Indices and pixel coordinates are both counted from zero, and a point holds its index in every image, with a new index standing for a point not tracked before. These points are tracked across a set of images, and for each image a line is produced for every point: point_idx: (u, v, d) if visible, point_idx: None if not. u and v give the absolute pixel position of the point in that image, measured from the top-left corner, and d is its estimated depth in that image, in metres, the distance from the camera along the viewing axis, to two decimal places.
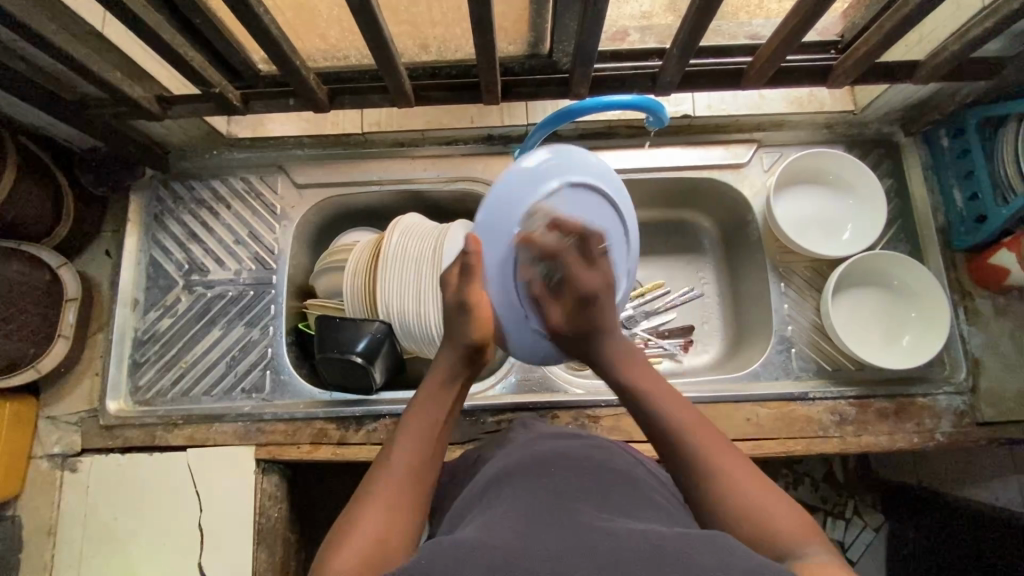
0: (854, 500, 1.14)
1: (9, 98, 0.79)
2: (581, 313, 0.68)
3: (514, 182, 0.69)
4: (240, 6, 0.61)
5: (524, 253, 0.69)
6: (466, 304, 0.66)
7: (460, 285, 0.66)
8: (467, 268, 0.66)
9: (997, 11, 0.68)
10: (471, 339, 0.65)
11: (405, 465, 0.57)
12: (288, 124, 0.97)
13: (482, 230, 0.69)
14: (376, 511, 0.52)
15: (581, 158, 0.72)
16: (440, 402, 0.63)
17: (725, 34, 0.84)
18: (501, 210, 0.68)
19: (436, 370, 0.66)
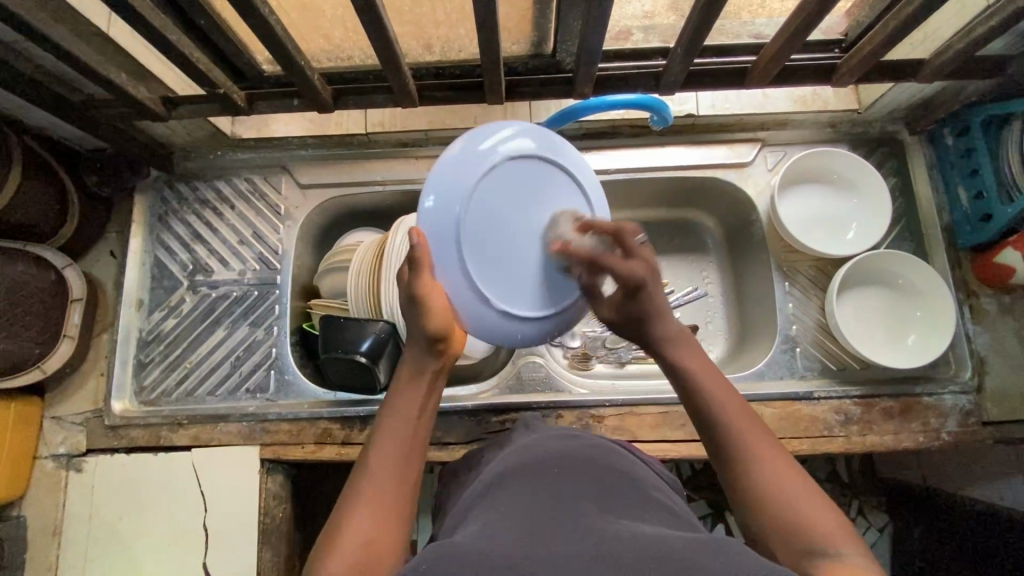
0: (858, 500, 1.15)
1: (15, 99, 0.80)
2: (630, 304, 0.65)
3: (453, 161, 0.64)
4: (244, 7, 0.61)
5: (473, 232, 0.64)
6: (415, 297, 0.62)
7: (409, 278, 0.62)
8: (413, 260, 0.62)
9: (1002, 9, 0.68)
10: (429, 332, 0.62)
11: (387, 465, 0.57)
12: (291, 125, 0.99)
13: (427, 218, 0.63)
14: (364, 516, 0.52)
15: (519, 125, 0.67)
16: (414, 398, 0.62)
17: (729, 32, 0.85)
18: (442, 192, 0.63)
19: (406, 366, 0.64)
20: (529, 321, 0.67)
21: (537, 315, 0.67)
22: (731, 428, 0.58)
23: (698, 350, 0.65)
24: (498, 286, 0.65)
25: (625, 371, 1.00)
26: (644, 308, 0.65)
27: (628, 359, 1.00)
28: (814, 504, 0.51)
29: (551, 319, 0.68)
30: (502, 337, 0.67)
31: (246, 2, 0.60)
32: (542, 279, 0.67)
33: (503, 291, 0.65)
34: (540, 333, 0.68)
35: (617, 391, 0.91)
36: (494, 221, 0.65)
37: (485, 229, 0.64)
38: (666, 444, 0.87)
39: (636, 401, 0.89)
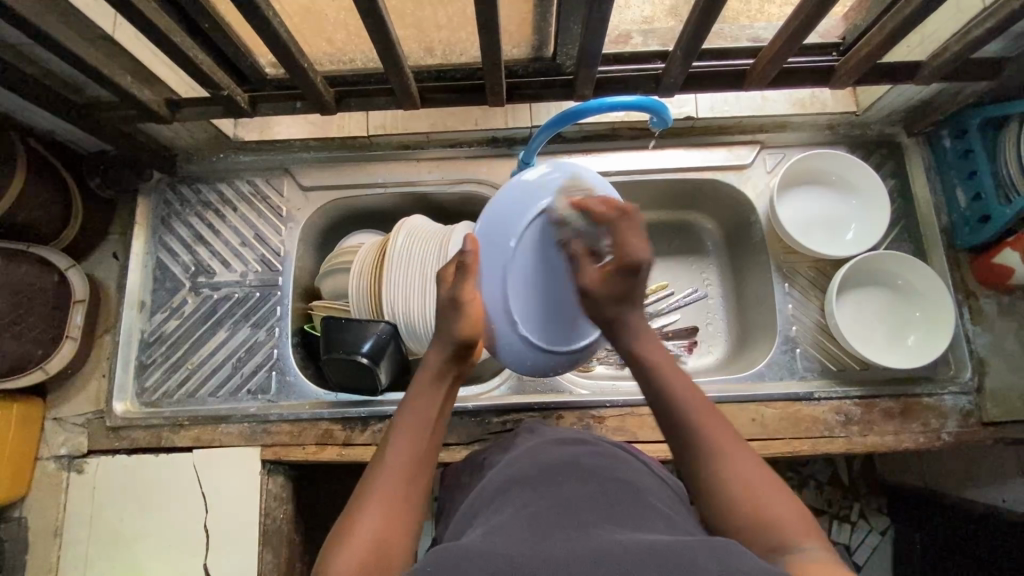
0: (859, 503, 1.15)
1: (20, 101, 0.80)
2: (621, 279, 0.66)
3: (512, 196, 0.69)
4: (250, 10, 0.61)
5: (523, 259, 0.68)
6: (457, 300, 0.66)
7: (454, 281, 0.67)
8: (461, 267, 0.67)
9: (998, 11, 0.69)
10: (460, 336, 0.65)
11: (402, 464, 0.57)
12: (294, 128, 0.98)
13: (487, 235, 0.68)
14: (374, 512, 0.52)
15: (585, 173, 0.71)
16: (433, 401, 0.63)
17: (728, 36, 0.86)
18: (493, 223, 0.68)
19: (427, 370, 0.65)
20: (547, 351, 0.70)
21: (553, 348, 0.70)
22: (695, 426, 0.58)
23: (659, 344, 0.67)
24: (529, 312, 0.69)
25: (626, 373, 1.00)
26: (631, 288, 0.67)
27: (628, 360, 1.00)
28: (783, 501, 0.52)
29: (574, 356, 0.72)
30: (516, 360, 0.70)
31: (251, 4, 0.61)
32: (571, 318, 0.70)
33: (534, 320, 0.69)
34: (559, 366, 0.72)
35: (618, 391, 0.91)
36: (546, 253, 0.69)
37: (537, 259, 0.68)
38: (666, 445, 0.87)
39: (637, 402, 0.89)
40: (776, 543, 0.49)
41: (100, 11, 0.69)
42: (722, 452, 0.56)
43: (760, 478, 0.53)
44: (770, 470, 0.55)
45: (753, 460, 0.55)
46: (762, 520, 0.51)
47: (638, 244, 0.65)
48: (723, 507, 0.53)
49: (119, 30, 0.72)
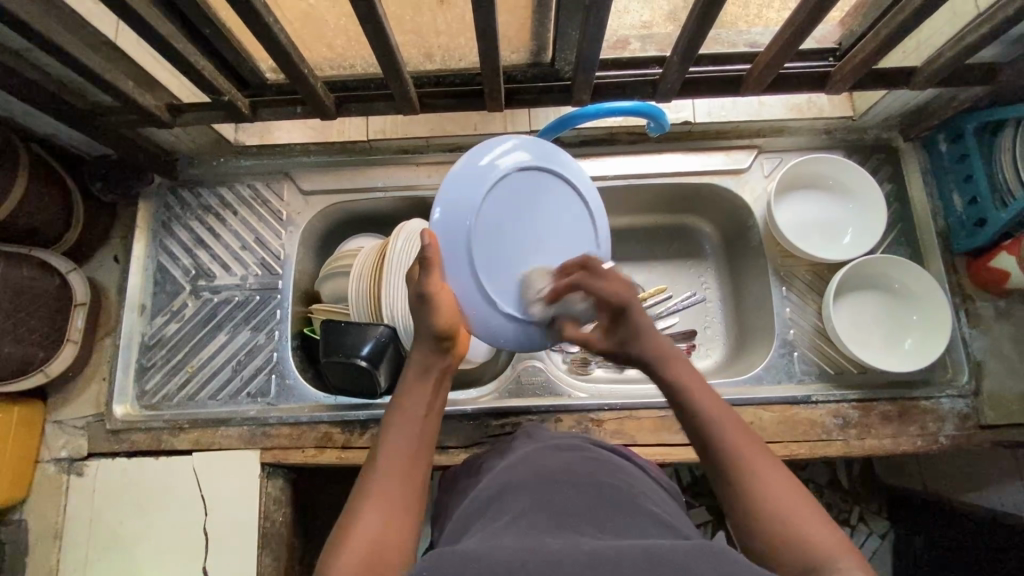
0: (859, 507, 1.14)
1: (23, 106, 0.81)
2: (617, 326, 0.68)
3: (462, 177, 0.68)
4: (251, 16, 0.62)
5: (482, 239, 0.67)
6: (425, 295, 0.64)
7: (420, 278, 0.64)
8: (424, 261, 0.64)
9: (992, 18, 0.69)
10: (437, 329, 0.64)
11: (394, 465, 0.57)
12: (294, 132, 1.00)
13: (442, 225, 0.67)
14: (369, 517, 0.53)
15: (523, 142, 0.72)
16: (420, 398, 0.63)
17: (725, 41, 0.86)
18: (451, 210, 0.67)
19: (412, 368, 0.65)
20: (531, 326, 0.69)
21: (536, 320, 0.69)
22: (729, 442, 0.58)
23: (686, 361, 0.66)
24: (504, 291, 0.68)
25: (624, 376, 1.00)
26: (632, 332, 0.68)
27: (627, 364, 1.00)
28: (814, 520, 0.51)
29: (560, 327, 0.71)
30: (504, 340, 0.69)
31: (251, 11, 0.61)
32: None
33: (511, 297, 0.68)
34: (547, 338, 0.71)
35: (616, 395, 0.92)
36: (504, 228, 0.69)
37: (497, 236, 0.68)
38: (665, 448, 0.87)
39: (635, 405, 0.89)
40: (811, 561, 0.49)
41: (102, 17, 0.70)
42: (755, 469, 0.56)
43: (791, 498, 0.53)
44: (803, 489, 0.54)
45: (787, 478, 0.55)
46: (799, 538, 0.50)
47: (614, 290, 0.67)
48: (758, 522, 0.53)
49: (121, 35, 0.73)
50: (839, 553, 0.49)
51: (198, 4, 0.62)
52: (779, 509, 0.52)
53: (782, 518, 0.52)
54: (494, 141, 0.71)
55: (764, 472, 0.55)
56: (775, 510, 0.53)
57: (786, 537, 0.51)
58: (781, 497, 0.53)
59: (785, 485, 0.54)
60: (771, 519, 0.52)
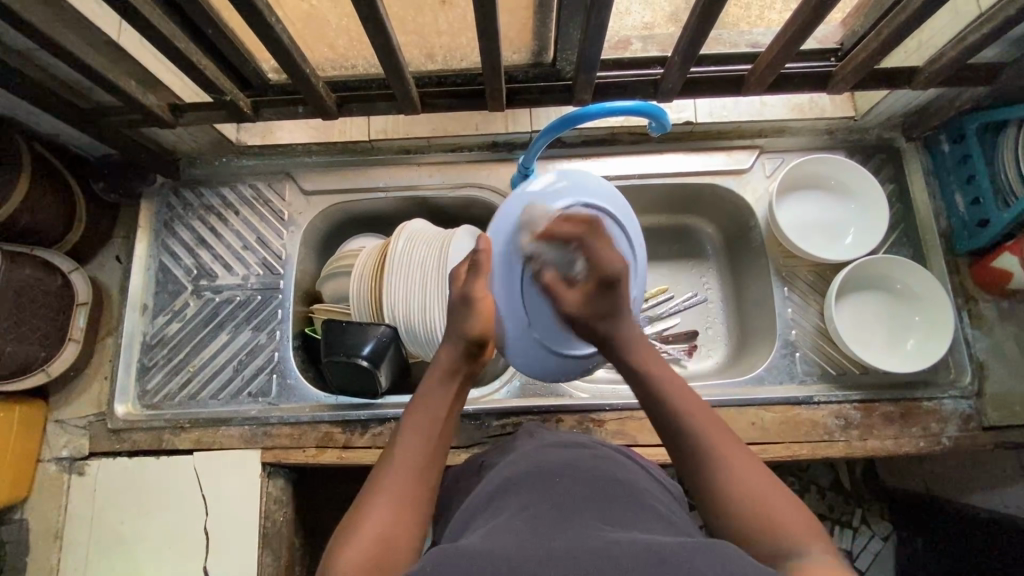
0: (861, 509, 1.13)
1: (27, 106, 0.81)
2: (599, 298, 0.66)
3: (525, 202, 0.69)
4: (253, 16, 0.62)
5: (533, 267, 0.69)
6: (467, 298, 0.67)
7: (467, 279, 0.68)
8: (476, 265, 0.68)
9: (993, 17, 0.69)
10: (473, 333, 0.67)
11: (411, 459, 0.58)
12: (296, 133, 0.99)
13: (497, 243, 0.69)
14: (382, 508, 0.53)
15: (582, 177, 0.71)
16: (442, 399, 0.64)
17: (726, 42, 0.87)
18: (501, 233, 0.69)
19: (436, 369, 0.67)
20: (560, 356, 0.72)
21: (566, 352, 0.72)
22: (693, 431, 0.58)
23: (657, 354, 0.66)
24: (542, 319, 0.71)
25: None
26: (614, 305, 0.66)
27: None
28: (783, 503, 0.52)
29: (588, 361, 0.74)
30: (526, 362, 0.73)
31: (254, 11, 0.62)
32: None
33: (547, 325, 0.71)
34: (574, 370, 0.74)
35: (618, 395, 0.91)
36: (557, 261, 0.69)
37: (548, 267, 0.70)
38: (667, 449, 0.87)
39: (636, 405, 0.89)
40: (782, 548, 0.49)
41: (107, 17, 0.71)
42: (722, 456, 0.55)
43: (760, 480, 0.53)
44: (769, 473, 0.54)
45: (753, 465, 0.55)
46: (771, 528, 0.50)
47: (611, 261, 0.66)
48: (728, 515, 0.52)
49: (124, 36, 0.73)
50: (808, 536, 0.49)
51: (201, 4, 0.63)
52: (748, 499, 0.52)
53: (748, 500, 0.52)
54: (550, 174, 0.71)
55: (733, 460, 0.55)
56: (741, 493, 0.53)
57: (755, 522, 0.51)
58: (750, 479, 0.53)
59: (753, 468, 0.54)
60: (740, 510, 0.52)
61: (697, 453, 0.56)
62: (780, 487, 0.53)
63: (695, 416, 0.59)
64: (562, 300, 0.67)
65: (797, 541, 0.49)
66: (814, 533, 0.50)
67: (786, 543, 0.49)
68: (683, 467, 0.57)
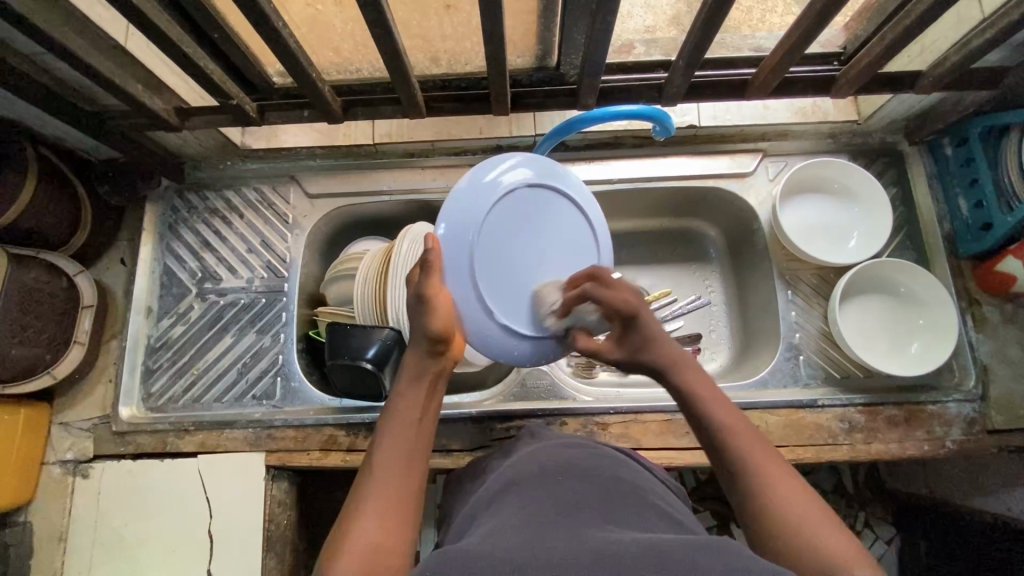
0: (864, 512, 1.14)
1: (32, 109, 0.82)
2: (628, 334, 0.68)
3: (469, 191, 0.71)
4: (260, 21, 0.63)
5: (486, 250, 0.70)
6: (422, 297, 0.65)
7: (419, 280, 0.66)
8: (427, 265, 0.66)
9: (996, 22, 0.70)
10: (432, 332, 0.64)
11: (392, 468, 0.57)
12: (300, 136, 1.00)
13: (447, 235, 0.69)
14: (368, 522, 0.52)
15: (524, 160, 0.74)
16: (416, 401, 0.63)
17: (730, 45, 0.87)
18: (451, 227, 0.69)
19: (407, 371, 0.66)
20: (527, 339, 0.71)
21: (533, 333, 0.71)
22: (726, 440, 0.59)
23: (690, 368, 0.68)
24: (503, 303, 0.70)
25: (629, 380, 1.01)
26: (643, 337, 0.68)
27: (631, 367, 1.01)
28: (832, 531, 0.50)
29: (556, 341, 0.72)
30: (500, 349, 0.71)
31: (260, 16, 0.62)
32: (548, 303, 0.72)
33: (510, 309, 0.71)
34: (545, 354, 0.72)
35: (621, 399, 0.92)
36: (507, 242, 0.71)
37: (501, 249, 0.71)
38: (671, 453, 0.87)
39: (640, 409, 0.89)
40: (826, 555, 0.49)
41: (113, 22, 0.71)
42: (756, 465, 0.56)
43: (802, 501, 0.53)
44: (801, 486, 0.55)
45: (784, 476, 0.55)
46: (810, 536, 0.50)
47: (622, 298, 0.67)
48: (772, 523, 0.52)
49: (131, 41, 0.74)
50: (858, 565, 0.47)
51: (208, 9, 0.63)
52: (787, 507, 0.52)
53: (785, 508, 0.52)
54: (496, 159, 0.73)
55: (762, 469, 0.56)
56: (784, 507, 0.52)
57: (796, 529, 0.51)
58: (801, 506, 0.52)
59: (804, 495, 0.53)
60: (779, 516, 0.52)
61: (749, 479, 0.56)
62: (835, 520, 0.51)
63: (746, 443, 0.58)
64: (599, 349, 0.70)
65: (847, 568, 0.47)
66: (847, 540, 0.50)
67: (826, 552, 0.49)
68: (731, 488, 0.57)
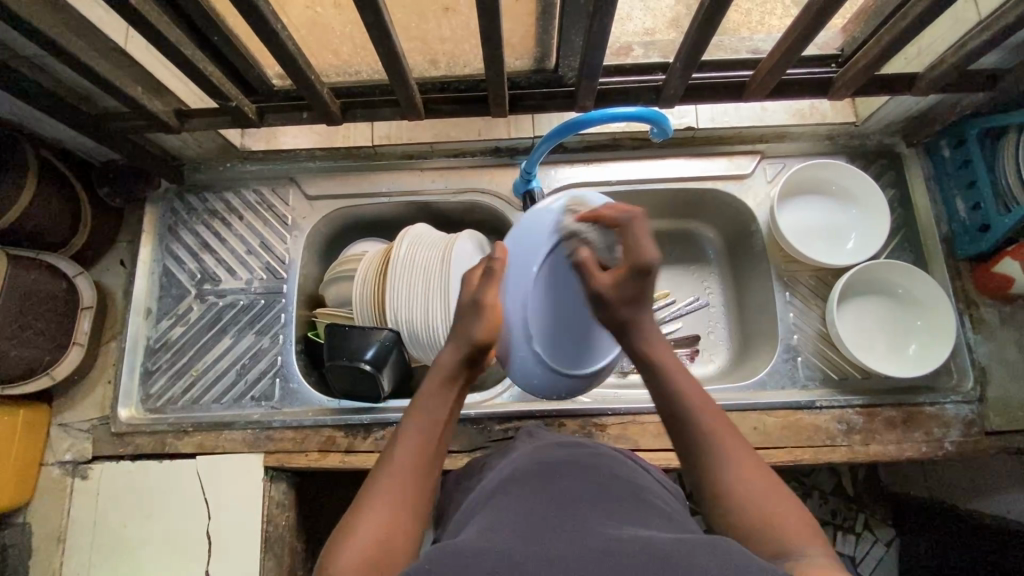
0: (863, 514, 1.13)
1: (33, 111, 0.82)
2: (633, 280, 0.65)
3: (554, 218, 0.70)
4: (258, 23, 0.63)
5: (549, 280, 0.69)
6: (477, 302, 0.68)
7: (479, 285, 0.69)
8: (489, 272, 0.69)
9: (991, 25, 0.70)
10: (478, 340, 0.67)
11: (410, 466, 0.58)
12: (300, 138, 1.00)
13: (517, 249, 0.70)
14: (380, 515, 0.53)
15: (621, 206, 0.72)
16: (443, 404, 0.65)
17: (728, 48, 0.87)
18: (516, 254, 0.70)
19: (438, 370, 0.67)
20: (552, 372, 0.72)
21: (559, 369, 0.72)
22: (697, 421, 0.60)
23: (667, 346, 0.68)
24: (546, 333, 0.70)
25: (627, 381, 1.01)
26: (643, 290, 0.66)
27: (630, 368, 1.01)
28: (787, 512, 0.52)
29: (571, 382, 0.74)
30: (522, 375, 0.73)
31: (259, 17, 0.62)
32: (583, 347, 0.72)
33: (550, 341, 0.71)
34: (557, 390, 0.74)
35: (620, 400, 0.92)
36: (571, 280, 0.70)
37: (563, 284, 0.70)
38: (669, 454, 0.87)
39: (639, 410, 0.89)
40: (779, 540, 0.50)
41: (114, 25, 0.71)
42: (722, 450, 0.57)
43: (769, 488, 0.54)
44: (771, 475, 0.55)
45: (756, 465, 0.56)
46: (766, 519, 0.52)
47: (649, 247, 0.64)
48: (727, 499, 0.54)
49: (131, 43, 0.74)
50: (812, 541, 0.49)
51: (207, 11, 0.63)
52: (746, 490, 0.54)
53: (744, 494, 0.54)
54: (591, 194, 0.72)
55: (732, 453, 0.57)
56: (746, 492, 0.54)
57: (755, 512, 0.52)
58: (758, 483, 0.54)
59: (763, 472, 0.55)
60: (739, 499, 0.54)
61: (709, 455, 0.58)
62: (789, 496, 0.53)
63: (711, 421, 0.60)
64: (595, 280, 0.66)
65: (800, 544, 0.49)
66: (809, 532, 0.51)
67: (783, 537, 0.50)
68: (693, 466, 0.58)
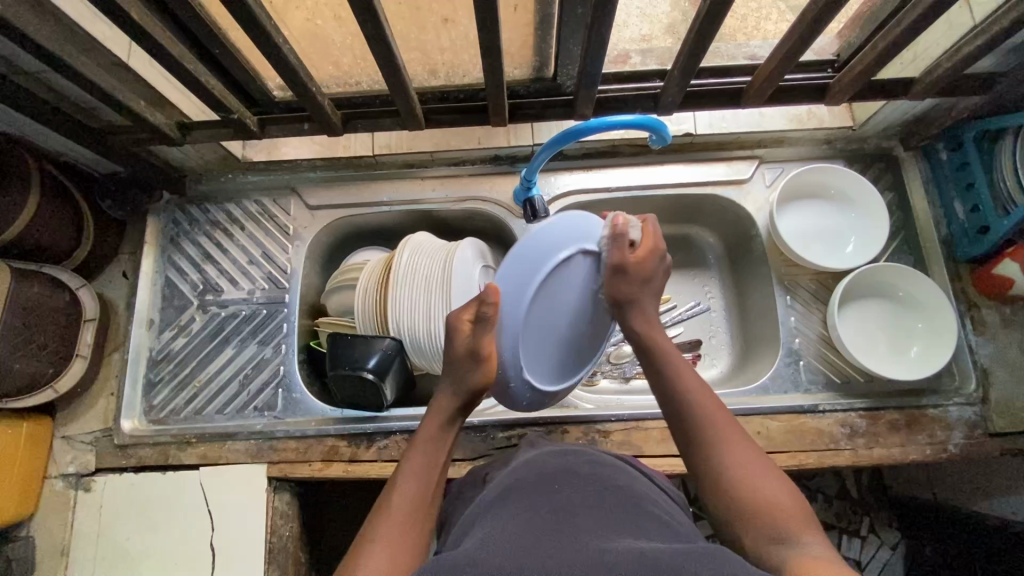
0: (867, 516, 1.13)
1: (36, 126, 0.82)
2: (653, 261, 0.73)
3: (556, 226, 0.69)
4: (258, 36, 0.63)
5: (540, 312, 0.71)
6: (479, 353, 0.67)
7: (475, 334, 0.67)
8: (483, 319, 0.66)
9: (986, 29, 0.70)
10: (474, 385, 0.68)
11: (405, 508, 0.59)
12: (301, 148, 1.01)
13: (511, 283, 0.67)
14: (378, 554, 0.54)
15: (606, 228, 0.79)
16: (439, 447, 0.66)
17: (725, 54, 0.89)
18: (540, 240, 0.68)
19: (434, 409, 0.69)
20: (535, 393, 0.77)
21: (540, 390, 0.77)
22: (697, 414, 0.63)
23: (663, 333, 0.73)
24: (530, 361, 0.73)
25: (630, 387, 1.01)
26: (655, 275, 0.74)
27: (632, 374, 1.01)
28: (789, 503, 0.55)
29: (546, 397, 0.79)
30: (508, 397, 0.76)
31: (259, 31, 0.63)
32: (558, 365, 0.78)
33: (533, 366, 0.74)
34: (533, 403, 0.79)
35: (623, 406, 0.92)
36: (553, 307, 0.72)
37: (548, 311, 0.72)
38: (672, 459, 0.87)
39: (642, 415, 0.89)
40: (780, 536, 0.52)
41: (116, 40, 0.72)
42: (722, 443, 0.60)
43: (767, 480, 0.57)
44: (772, 469, 0.58)
45: (754, 454, 0.59)
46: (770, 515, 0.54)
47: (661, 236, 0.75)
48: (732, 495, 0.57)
49: (133, 57, 0.75)
50: (807, 532, 0.52)
51: (208, 25, 0.64)
52: (750, 486, 0.56)
53: (747, 485, 0.56)
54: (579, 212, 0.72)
55: (733, 445, 0.60)
56: (748, 487, 0.56)
57: (759, 510, 0.55)
58: (753, 471, 0.57)
59: (758, 463, 0.58)
60: (748, 499, 0.56)
61: (701, 445, 0.61)
62: (789, 488, 0.56)
63: (709, 413, 0.63)
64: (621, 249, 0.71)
65: (801, 536, 0.51)
66: (811, 523, 0.53)
67: (787, 532, 0.52)
68: (696, 461, 0.61)
